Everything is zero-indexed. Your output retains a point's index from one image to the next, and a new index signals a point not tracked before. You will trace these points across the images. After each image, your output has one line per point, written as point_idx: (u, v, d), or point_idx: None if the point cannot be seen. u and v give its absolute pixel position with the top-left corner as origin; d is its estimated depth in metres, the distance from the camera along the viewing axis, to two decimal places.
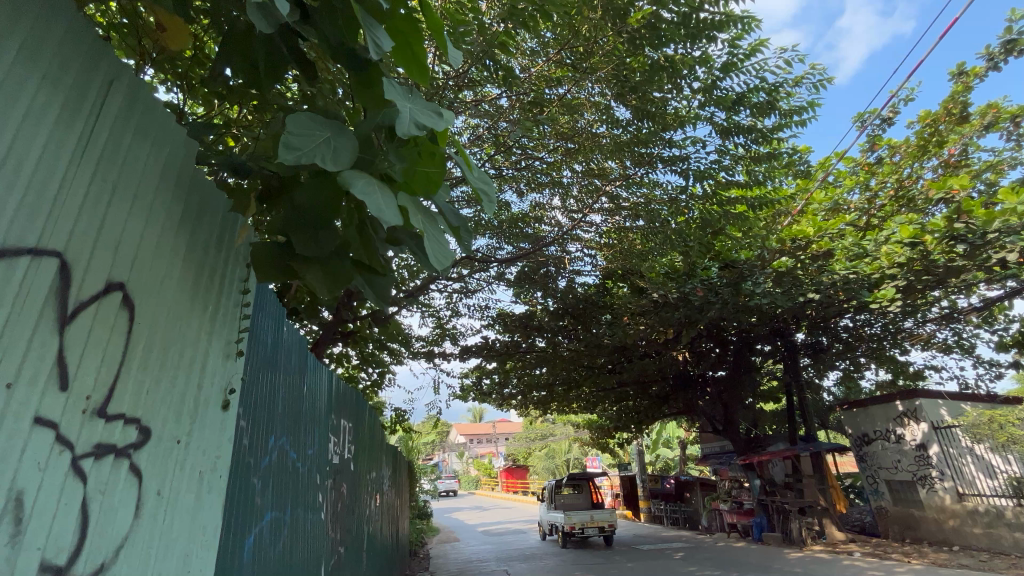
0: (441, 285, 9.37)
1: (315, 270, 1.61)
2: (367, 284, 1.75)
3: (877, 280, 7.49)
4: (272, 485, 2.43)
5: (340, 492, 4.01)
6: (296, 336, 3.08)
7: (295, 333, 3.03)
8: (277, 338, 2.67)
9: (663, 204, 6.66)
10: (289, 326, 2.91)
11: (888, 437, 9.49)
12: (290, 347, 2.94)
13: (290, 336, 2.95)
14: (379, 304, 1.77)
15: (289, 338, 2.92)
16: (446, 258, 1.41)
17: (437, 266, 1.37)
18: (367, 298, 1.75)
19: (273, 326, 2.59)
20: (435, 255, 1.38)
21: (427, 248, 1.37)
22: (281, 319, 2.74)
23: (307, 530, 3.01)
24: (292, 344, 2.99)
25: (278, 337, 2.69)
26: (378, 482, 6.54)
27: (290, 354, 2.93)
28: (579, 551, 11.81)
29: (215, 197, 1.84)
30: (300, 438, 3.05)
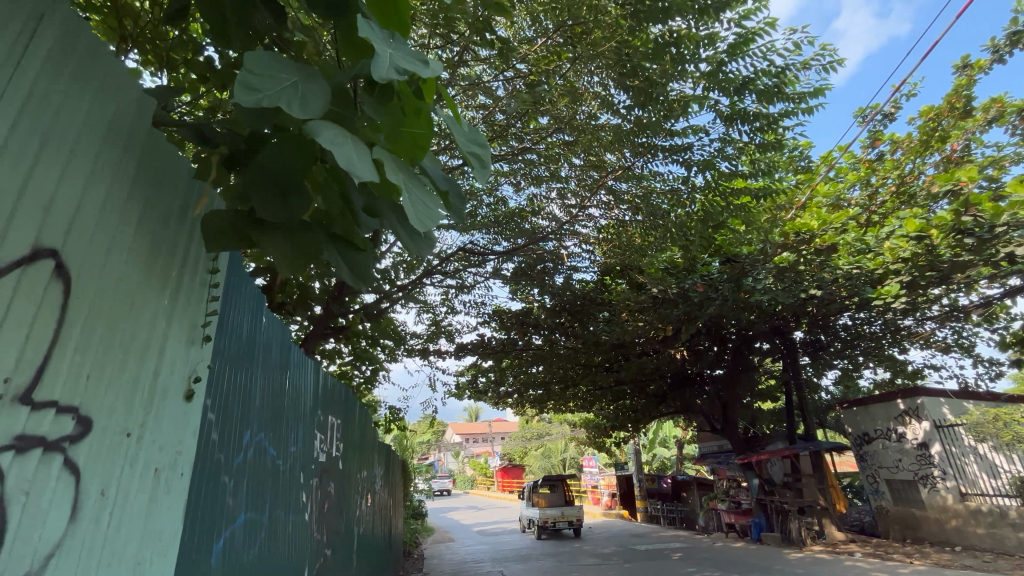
0: (436, 280, 9.19)
1: (278, 241, 1.40)
2: (342, 259, 1.55)
3: (881, 275, 7.37)
4: (247, 484, 2.24)
5: (327, 492, 3.82)
6: (278, 326, 2.90)
7: (276, 323, 2.86)
8: (255, 326, 2.48)
9: (663, 196, 6.51)
10: (269, 314, 2.72)
11: (889, 436, 9.37)
12: (270, 337, 2.76)
13: (271, 325, 2.77)
14: (358, 281, 1.56)
15: (269, 327, 2.74)
16: (430, 222, 1.24)
17: (419, 230, 1.19)
18: (344, 274, 1.55)
19: (250, 313, 2.41)
20: (417, 217, 1.21)
21: (408, 209, 1.19)
22: (259, 307, 2.56)
23: (288, 532, 2.82)
24: (273, 334, 2.81)
25: (255, 326, 2.51)
26: (370, 482, 6.35)
27: (270, 344, 2.75)
28: (576, 551, 11.63)
29: (177, 163, 1.66)
30: (282, 434, 2.87)
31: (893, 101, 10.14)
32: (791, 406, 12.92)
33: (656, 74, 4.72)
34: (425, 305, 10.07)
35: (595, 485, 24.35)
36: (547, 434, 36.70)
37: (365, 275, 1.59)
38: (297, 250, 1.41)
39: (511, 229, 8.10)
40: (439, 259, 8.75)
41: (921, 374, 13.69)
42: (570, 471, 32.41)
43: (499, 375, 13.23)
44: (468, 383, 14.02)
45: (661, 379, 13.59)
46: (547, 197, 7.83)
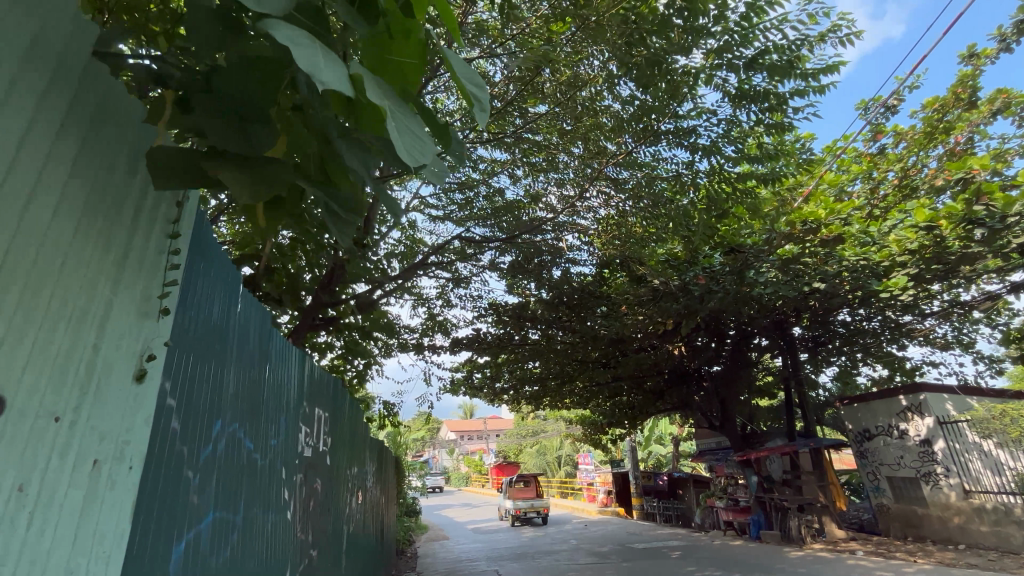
0: (431, 272, 8.95)
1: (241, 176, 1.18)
2: (327, 199, 1.39)
3: (887, 268, 7.23)
4: (217, 479, 2.01)
5: (312, 489, 3.59)
6: (257, 309, 2.68)
7: (255, 305, 2.63)
8: (227, 306, 2.24)
9: (666, 184, 6.31)
10: (245, 294, 2.48)
11: (891, 433, 9.24)
12: (247, 320, 2.53)
13: (248, 308, 2.54)
14: (345, 221, 1.41)
15: (246, 309, 2.51)
16: (422, 157, 1.01)
17: (409, 164, 0.96)
18: (331, 214, 1.39)
19: (223, 291, 2.18)
20: (406, 149, 0.98)
21: (394, 138, 0.96)
22: (234, 286, 2.33)
23: (267, 532, 2.59)
24: (251, 317, 2.58)
25: (229, 306, 2.28)
26: (361, 479, 6.13)
27: (247, 328, 2.52)
28: (574, 549, 11.46)
29: (125, 104, 1.43)
30: (261, 426, 2.64)
31: (895, 93, 9.98)
32: (789, 403, 12.80)
33: (662, 50, 4.49)
34: (419, 298, 9.82)
35: (590, 483, 24.21)
36: (542, 432, 36.54)
37: (352, 212, 1.45)
38: (262, 180, 1.15)
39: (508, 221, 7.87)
40: (434, 251, 8.53)
41: (918, 371, 13.63)
42: (565, 468, 32.37)
43: (494, 370, 13.02)
44: (462, 379, 13.81)
45: (658, 375, 13.42)
46: (545, 187, 7.62)
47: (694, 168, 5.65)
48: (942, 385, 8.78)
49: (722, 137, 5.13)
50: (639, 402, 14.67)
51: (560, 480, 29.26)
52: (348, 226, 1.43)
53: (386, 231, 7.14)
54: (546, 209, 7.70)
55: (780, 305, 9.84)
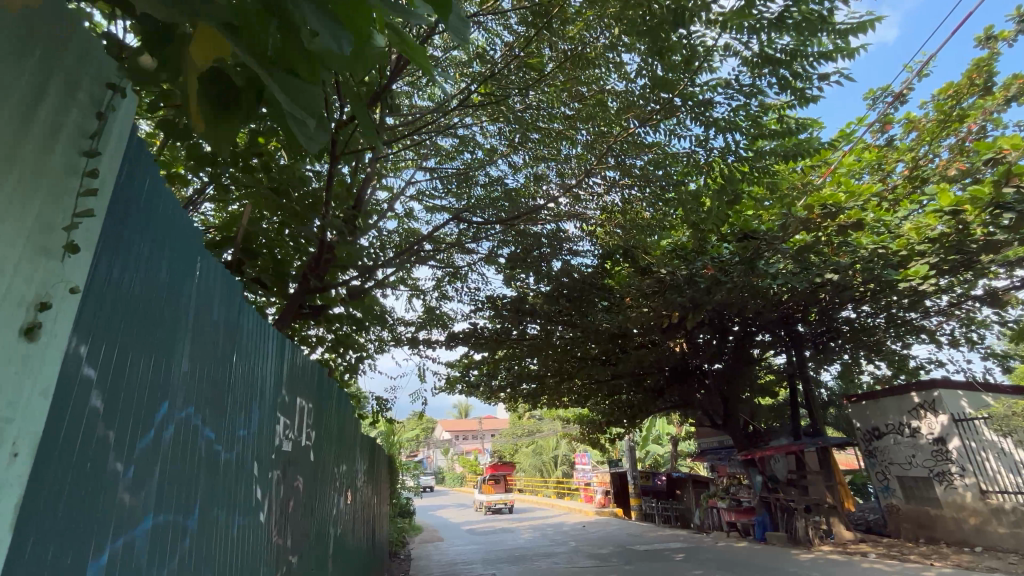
0: (428, 263, 8.62)
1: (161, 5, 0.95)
2: (280, 86, 1.15)
3: (905, 257, 7.04)
4: (160, 475, 1.62)
5: (292, 488, 3.20)
6: (225, 277, 2.29)
7: (220, 271, 2.25)
8: (179, 267, 1.84)
9: (676, 163, 6.09)
10: (204, 255, 2.08)
11: (902, 431, 8.96)
12: (210, 289, 2.14)
13: (211, 273, 2.16)
14: (300, 112, 1.13)
15: (209, 274, 2.13)
16: None
17: None
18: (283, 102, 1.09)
19: (174, 246, 1.80)
20: None
21: None
22: (191, 245, 1.95)
23: (232, 537, 2.20)
24: (215, 285, 2.19)
25: (184, 268, 1.89)
26: (350, 478, 5.77)
27: (210, 298, 2.13)
28: (574, 551, 11.12)
29: None
30: (227, 413, 2.25)
31: (906, 82, 9.65)
32: (795, 400, 12.42)
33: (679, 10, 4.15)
34: (415, 290, 9.47)
35: (587, 482, 23.95)
36: (536, 432, 36.21)
37: (311, 110, 1.19)
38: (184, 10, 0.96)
39: (509, 209, 7.57)
40: (429, 240, 8.18)
41: (922, 370, 13.39)
42: (561, 468, 32.21)
43: (491, 367, 12.64)
44: (458, 376, 13.42)
45: (659, 373, 13.10)
46: (548, 172, 7.32)
47: (708, 147, 5.31)
48: (957, 380, 8.48)
49: (741, 110, 4.83)
50: (639, 400, 14.34)
51: (557, 480, 28.85)
52: (311, 123, 1.18)
53: (379, 218, 6.78)
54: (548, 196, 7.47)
55: (786, 298, 9.53)
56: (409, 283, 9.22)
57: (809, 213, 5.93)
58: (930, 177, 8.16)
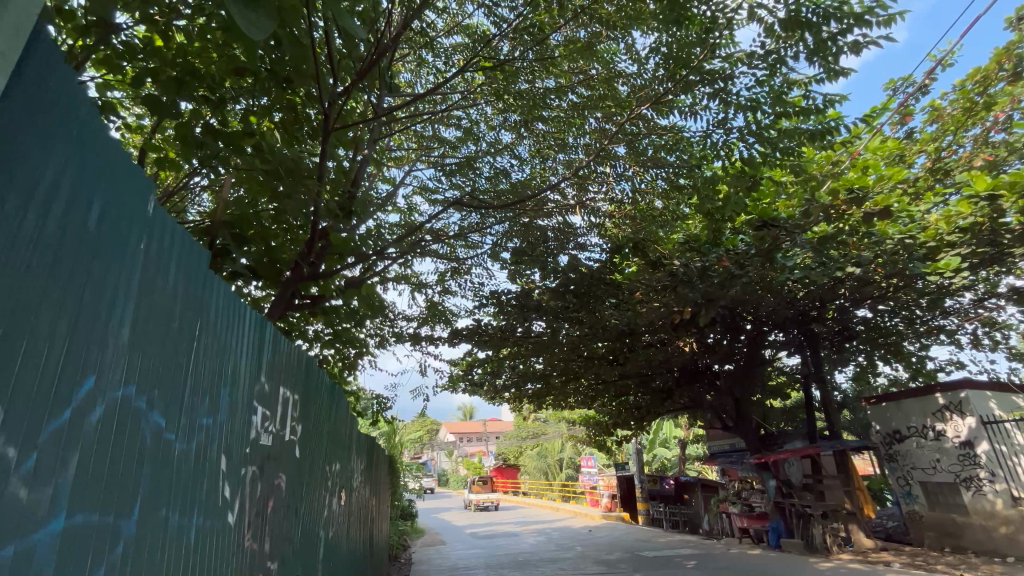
0: (430, 256, 8.37)
1: None
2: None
3: (933, 248, 6.70)
4: (79, 466, 1.33)
5: (272, 486, 2.91)
6: (186, 243, 1.99)
7: (179, 234, 1.95)
8: (120, 221, 1.56)
9: (690, 148, 5.91)
10: (159, 214, 1.80)
11: (925, 434, 8.56)
12: (167, 253, 1.84)
13: (167, 236, 1.85)
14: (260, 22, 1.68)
15: (163, 236, 1.83)
16: None
17: None
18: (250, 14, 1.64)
19: (110, 196, 1.51)
20: None
21: None
22: (135, 199, 1.64)
23: (189, 540, 1.91)
24: (173, 250, 1.89)
25: (129, 224, 1.61)
26: (345, 478, 5.46)
27: (165, 265, 1.83)
28: (580, 556, 10.78)
29: None
30: (187, 399, 1.95)
31: (928, 71, 9.23)
32: (810, 403, 11.93)
33: None
34: (417, 285, 9.22)
35: (595, 486, 23.58)
36: (543, 434, 35.85)
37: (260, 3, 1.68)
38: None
39: (516, 201, 7.33)
40: (432, 233, 7.93)
41: (941, 372, 12.96)
42: (566, 471, 31.92)
43: (495, 365, 12.30)
44: (461, 375, 13.09)
45: (667, 374, 12.70)
46: (554, 161, 7.09)
47: (727, 128, 4.96)
48: (983, 380, 8.11)
49: (765, 86, 4.49)
50: (647, 402, 13.96)
51: (561, 483, 28.39)
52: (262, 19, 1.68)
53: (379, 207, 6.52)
54: (555, 192, 7.37)
55: (801, 294, 9.15)
56: (411, 277, 8.94)
57: (832, 198, 5.58)
58: (954, 169, 7.80)
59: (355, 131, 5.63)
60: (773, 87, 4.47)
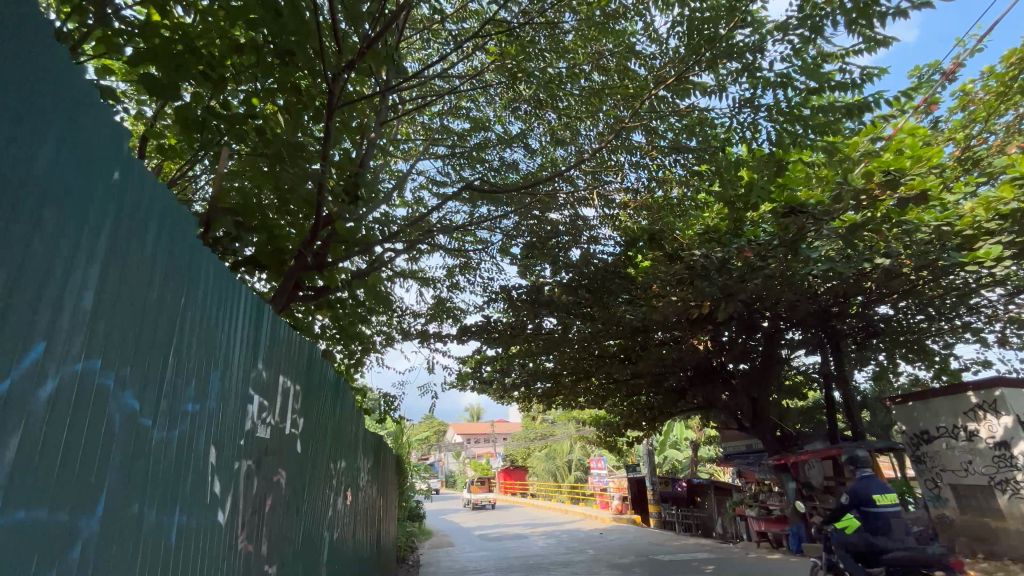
0: (439, 250, 8.17)
1: None
2: None
3: (971, 237, 6.45)
4: (13, 456, 1.09)
5: (270, 482, 2.66)
6: (169, 207, 1.74)
7: (160, 197, 1.70)
8: (74, 173, 1.32)
9: (711, 134, 5.65)
10: (132, 171, 1.56)
11: (956, 435, 8.20)
12: (144, 219, 1.59)
13: (144, 198, 1.60)
14: None
15: (138, 198, 1.58)
16: None
17: None
18: None
19: (53, 144, 1.27)
20: None
21: None
22: (93, 151, 1.40)
23: (170, 543, 1.66)
24: (152, 214, 1.64)
25: (88, 178, 1.37)
26: (350, 477, 5.22)
27: (143, 231, 1.58)
28: (594, 561, 10.49)
29: None
30: (170, 383, 1.71)
31: (955, 58, 8.88)
32: (830, 403, 11.56)
33: None
34: (426, 281, 9.02)
35: (604, 488, 23.24)
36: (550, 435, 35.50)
37: None
38: None
39: (528, 193, 7.13)
40: (441, 226, 7.71)
41: (966, 371, 12.55)
42: (574, 473, 31.64)
43: (504, 363, 12.05)
44: (470, 373, 12.82)
45: (681, 374, 12.37)
46: (567, 149, 6.85)
47: (754, 107, 4.65)
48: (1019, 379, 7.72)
49: (797, 61, 4.19)
50: (660, 403, 13.63)
51: (570, 486, 28.04)
52: None
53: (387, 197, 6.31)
54: (567, 183, 7.14)
55: (823, 289, 8.82)
56: (419, 272, 8.74)
57: (865, 183, 5.26)
58: (986, 157, 7.47)
59: (363, 116, 5.42)
60: (807, 63, 4.20)
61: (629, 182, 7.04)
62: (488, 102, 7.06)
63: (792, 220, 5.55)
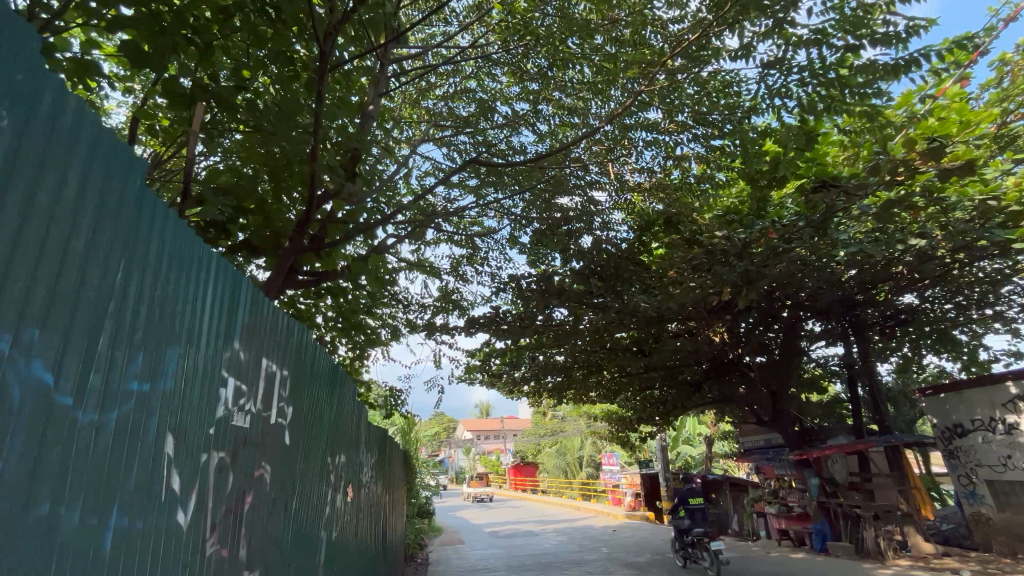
0: (445, 237, 7.86)
1: None
2: None
3: (1014, 215, 6.00)
4: None
5: (250, 477, 2.35)
6: (96, 151, 1.41)
7: (81, 134, 1.37)
8: None
9: (734, 106, 5.25)
10: (36, 99, 1.24)
11: (993, 428, 7.75)
12: (52, 154, 1.26)
13: (52, 134, 1.28)
14: None
15: (43, 133, 1.25)
16: None
17: None
18: None
19: None
20: None
21: None
22: None
23: (105, 551, 1.36)
24: (65, 152, 1.31)
25: None
26: (351, 472, 4.94)
27: (50, 171, 1.25)
28: (609, 560, 10.12)
29: None
30: (103, 360, 1.39)
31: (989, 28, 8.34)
32: (854, 396, 11.10)
33: None
34: (431, 270, 8.71)
35: (615, 484, 22.85)
36: (560, 432, 35.14)
37: None
38: None
39: (539, 175, 6.81)
40: (446, 211, 7.40)
41: (996, 362, 12.01)
42: (585, 470, 31.26)
43: (513, 356, 11.77)
44: (478, 366, 12.51)
45: (696, 367, 11.98)
46: (578, 127, 6.48)
47: (785, 69, 4.25)
48: None
49: (835, 13, 3.80)
50: (673, 397, 13.23)
51: (581, 482, 27.74)
52: None
53: (390, 180, 5.99)
54: (577, 165, 6.82)
55: (848, 276, 8.37)
56: (424, 261, 8.44)
57: (906, 152, 4.82)
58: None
59: (362, 92, 5.11)
60: (845, 17, 3.81)
61: (644, 161, 6.66)
62: (494, 81, 6.72)
63: (824, 195, 5.14)
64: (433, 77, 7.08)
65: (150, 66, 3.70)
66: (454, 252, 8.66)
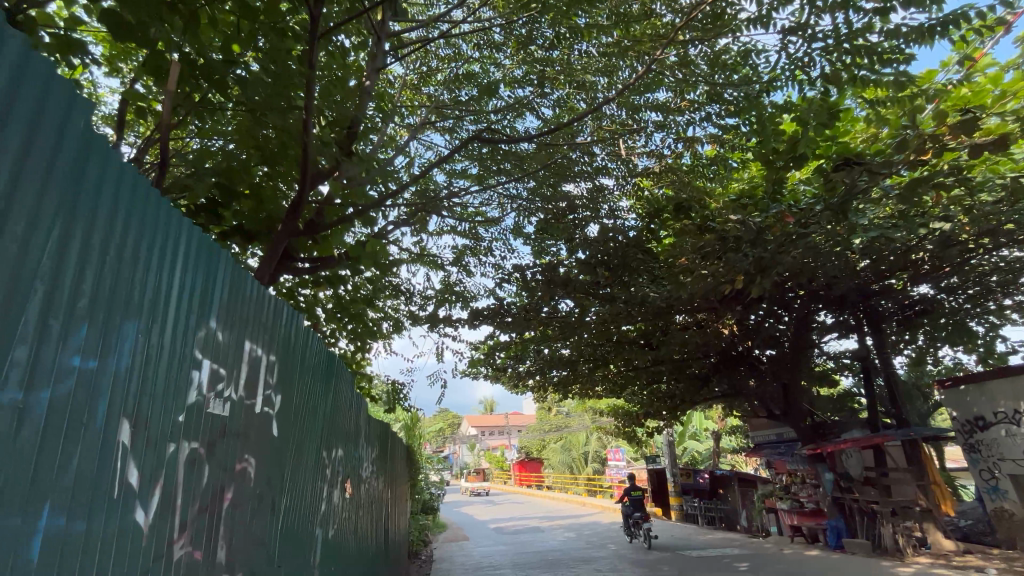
0: (445, 226, 7.62)
1: None
2: None
3: None
4: None
5: (228, 473, 2.11)
6: (12, 86, 1.19)
7: None
8: None
9: (751, 81, 4.98)
10: None
11: (1016, 421, 7.48)
12: None
13: None
14: None
15: None
16: None
17: None
18: None
19: None
20: None
21: None
22: None
23: (27, 559, 1.13)
24: None
25: None
26: (351, 465, 4.73)
27: None
28: (618, 557, 9.87)
29: None
30: (28, 333, 1.17)
31: None
32: (869, 388, 10.81)
33: None
34: (433, 261, 8.47)
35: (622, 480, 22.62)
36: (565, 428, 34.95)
37: None
38: None
39: (545, 161, 6.58)
40: (448, 199, 7.15)
41: (1014, 354, 11.70)
42: (591, 466, 31.15)
43: (518, 349, 11.55)
44: (483, 360, 12.32)
45: (705, 360, 11.72)
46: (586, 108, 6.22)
47: (809, 35, 3.96)
48: None
49: None
50: (681, 391, 12.94)
51: (586, 478, 27.59)
52: None
53: (388, 164, 5.74)
54: (583, 149, 6.58)
55: (864, 264, 8.09)
56: (426, 250, 8.20)
57: (936, 127, 4.53)
58: None
59: (358, 71, 4.87)
60: None
61: (653, 145, 6.42)
62: (497, 65, 6.51)
63: (846, 173, 4.85)
64: (434, 62, 6.88)
65: (140, 43, 3.48)
66: (456, 243, 8.42)
